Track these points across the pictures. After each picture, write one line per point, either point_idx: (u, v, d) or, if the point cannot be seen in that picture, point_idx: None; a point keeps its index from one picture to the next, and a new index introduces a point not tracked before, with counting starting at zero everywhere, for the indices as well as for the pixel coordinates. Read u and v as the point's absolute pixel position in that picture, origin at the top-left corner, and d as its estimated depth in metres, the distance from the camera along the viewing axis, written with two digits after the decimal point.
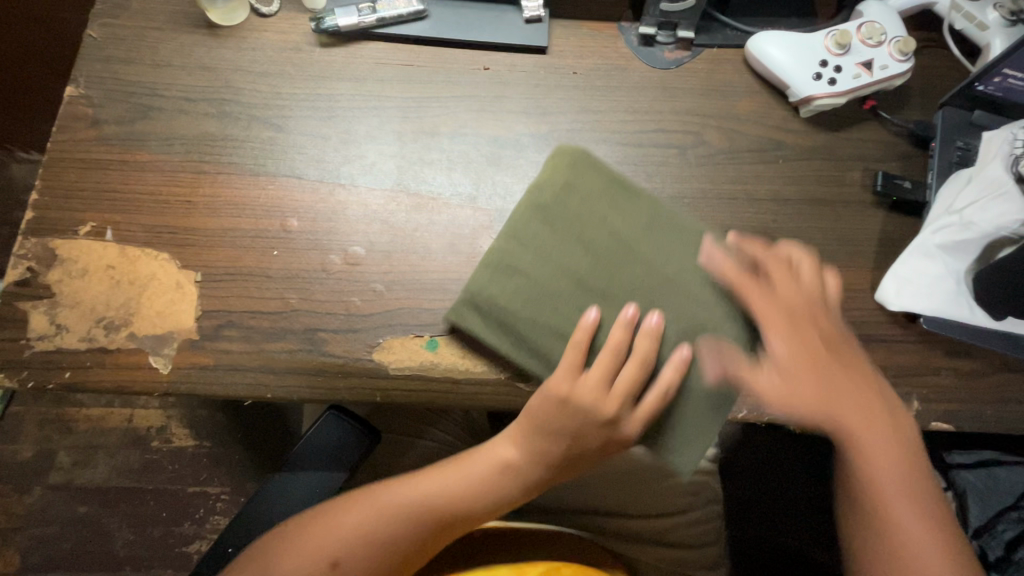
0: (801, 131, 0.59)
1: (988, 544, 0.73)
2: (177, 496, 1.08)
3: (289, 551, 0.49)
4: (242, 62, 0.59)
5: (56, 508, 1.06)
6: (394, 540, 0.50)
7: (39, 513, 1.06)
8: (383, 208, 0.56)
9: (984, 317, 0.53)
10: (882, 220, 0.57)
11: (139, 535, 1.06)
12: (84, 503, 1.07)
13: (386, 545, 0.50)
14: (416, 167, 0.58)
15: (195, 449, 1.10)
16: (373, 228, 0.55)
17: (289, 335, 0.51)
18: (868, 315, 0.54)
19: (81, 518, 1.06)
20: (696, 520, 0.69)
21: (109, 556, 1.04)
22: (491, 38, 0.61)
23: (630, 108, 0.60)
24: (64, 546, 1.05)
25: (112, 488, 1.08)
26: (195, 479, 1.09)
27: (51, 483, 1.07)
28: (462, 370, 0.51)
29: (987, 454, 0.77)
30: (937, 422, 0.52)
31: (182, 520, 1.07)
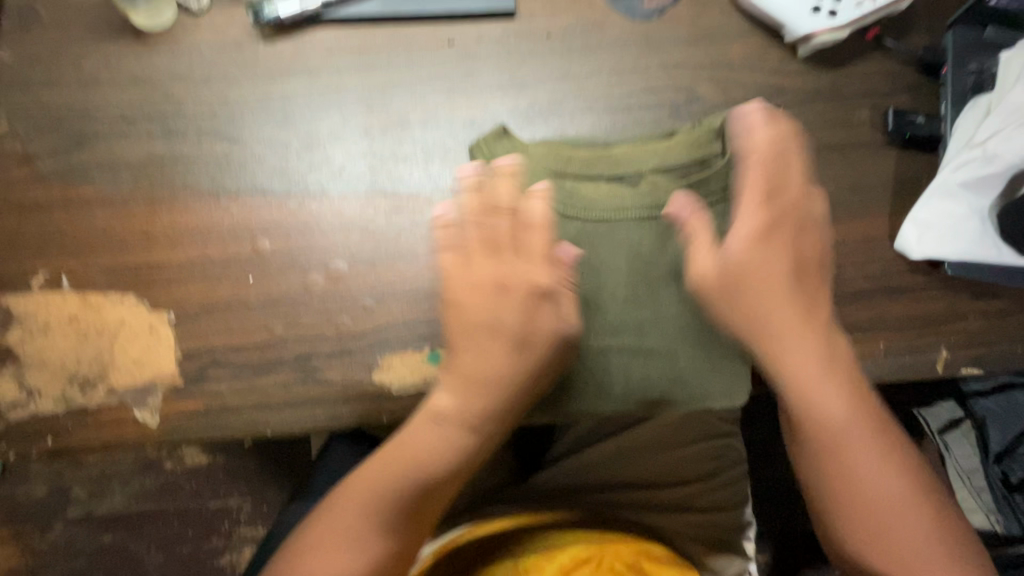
0: (800, 73, 0.55)
1: (1010, 468, 0.73)
2: (200, 513, 1.07)
3: None
4: (180, 70, 0.53)
5: (80, 541, 1.05)
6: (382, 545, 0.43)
7: (65, 548, 1.05)
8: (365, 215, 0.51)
9: (1012, 255, 0.50)
10: (895, 161, 0.53)
11: (169, 556, 1.06)
12: (109, 532, 1.06)
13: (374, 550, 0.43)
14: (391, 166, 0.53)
15: (210, 465, 1.08)
16: (357, 239, 0.50)
17: (280, 366, 0.48)
18: (887, 266, 0.51)
19: (108, 547, 1.05)
20: (727, 482, 0.69)
21: None
22: (452, 7, 0.55)
23: (613, 69, 0.55)
24: None
25: (133, 514, 1.06)
26: (216, 494, 1.07)
27: (70, 518, 1.06)
28: None
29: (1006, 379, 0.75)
30: (967, 369, 0.50)
31: (210, 535, 1.07)
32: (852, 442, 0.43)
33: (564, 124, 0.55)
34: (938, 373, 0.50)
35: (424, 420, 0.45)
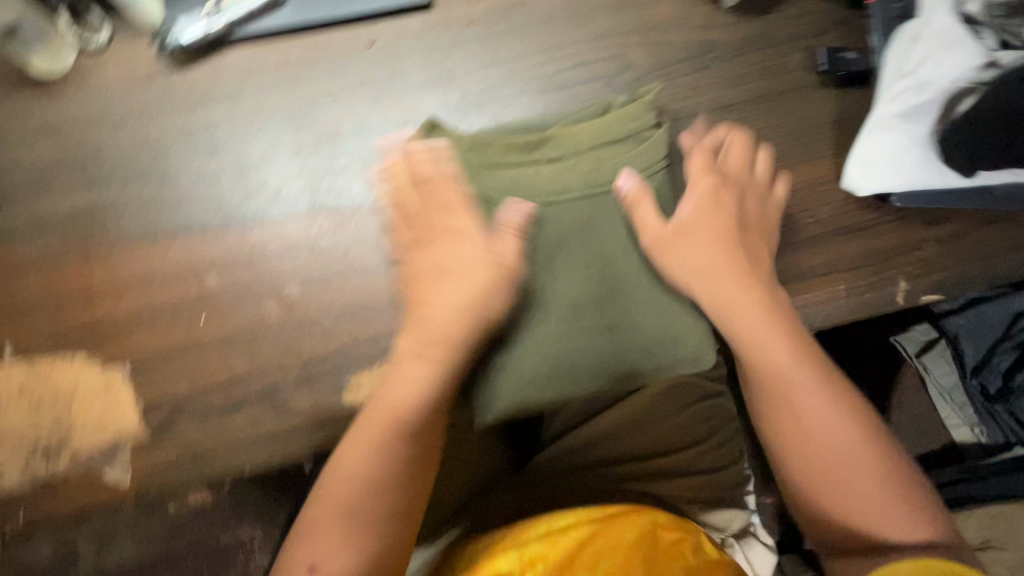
0: (728, 24, 0.54)
1: (987, 379, 0.74)
2: None
3: None
4: (92, 113, 0.50)
5: None
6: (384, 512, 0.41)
7: None
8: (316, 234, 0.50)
9: (954, 178, 0.50)
10: (833, 100, 0.53)
11: None
12: None
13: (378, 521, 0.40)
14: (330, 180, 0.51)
15: None
16: (307, 262, 0.49)
17: (248, 403, 0.47)
18: (839, 207, 0.51)
19: None
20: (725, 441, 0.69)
21: None
22: (366, 7, 0.53)
23: (540, 47, 0.54)
24: None
25: None
26: None
27: None
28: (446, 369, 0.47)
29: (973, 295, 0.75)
30: (928, 296, 0.51)
31: None
32: (796, 396, 0.43)
33: (499, 112, 0.53)
34: (901, 305, 0.51)
35: (397, 367, 0.44)
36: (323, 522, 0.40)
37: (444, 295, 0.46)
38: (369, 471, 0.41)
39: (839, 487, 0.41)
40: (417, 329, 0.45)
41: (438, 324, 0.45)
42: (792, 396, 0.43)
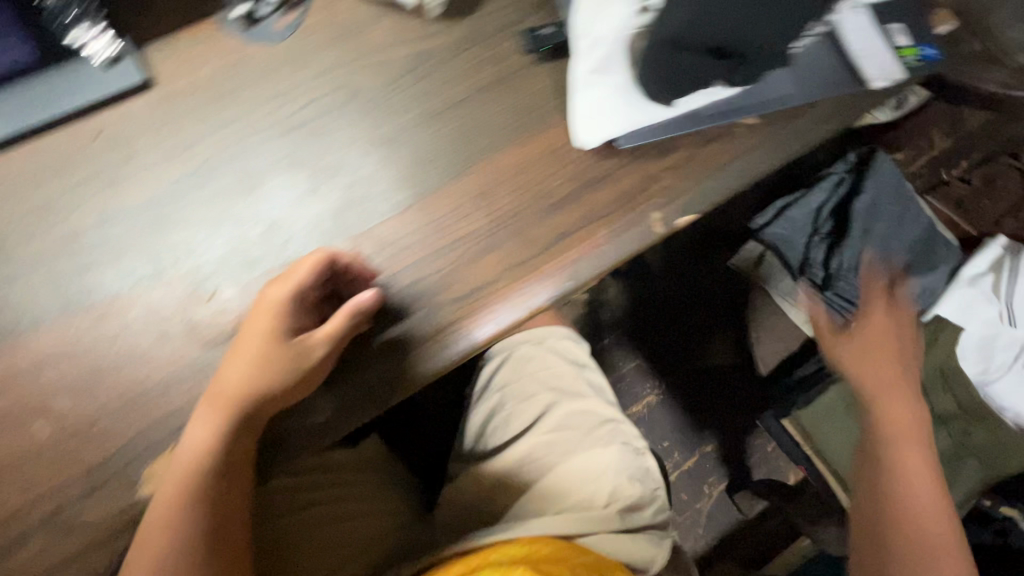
0: (437, 31, 0.58)
1: (813, 273, 0.87)
2: None
3: None
4: None
5: None
6: (199, 539, 0.43)
7: None
8: (227, 368, 0.46)
9: (658, 111, 0.55)
10: (548, 71, 0.57)
11: None
12: None
13: (190, 523, 0.43)
14: (258, 310, 0.47)
15: None
16: (215, 397, 0.45)
17: (32, 534, 0.43)
18: (578, 163, 0.55)
19: None
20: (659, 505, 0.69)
21: None
22: (293, 48, 0.57)
23: (270, 96, 0.56)
24: None
25: None
26: None
27: None
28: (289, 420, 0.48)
29: (780, 204, 0.92)
30: (680, 219, 0.54)
31: None
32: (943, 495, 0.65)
33: (308, 200, 0.53)
34: (657, 234, 0.54)
35: (230, 361, 0.46)
36: (162, 497, 0.43)
37: (267, 336, 0.46)
38: (201, 467, 0.44)
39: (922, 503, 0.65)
40: (246, 350, 0.46)
41: (264, 354, 0.46)
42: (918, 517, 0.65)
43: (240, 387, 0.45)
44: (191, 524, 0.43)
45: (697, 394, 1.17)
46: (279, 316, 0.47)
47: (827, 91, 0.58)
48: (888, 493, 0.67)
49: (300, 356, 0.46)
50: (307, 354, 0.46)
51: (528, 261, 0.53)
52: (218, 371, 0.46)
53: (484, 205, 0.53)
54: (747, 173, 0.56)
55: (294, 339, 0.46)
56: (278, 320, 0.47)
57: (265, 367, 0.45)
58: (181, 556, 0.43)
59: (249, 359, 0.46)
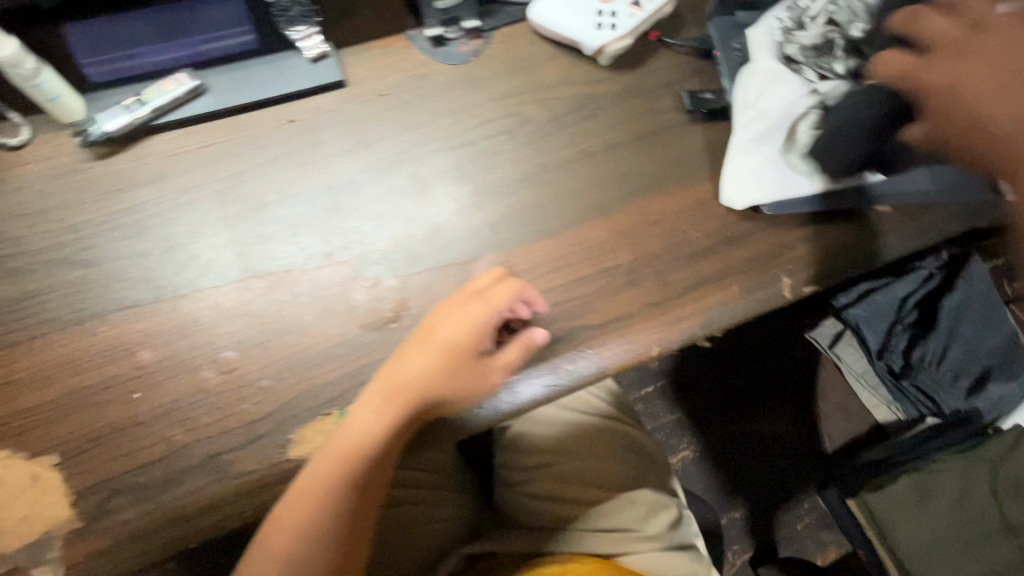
0: (605, 79, 0.63)
1: (891, 359, 0.91)
2: None
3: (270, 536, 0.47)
4: (14, 207, 0.52)
5: None
6: (341, 512, 0.48)
7: None
8: (400, 365, 0.49)
9: (807, 185, 0.58)
10: (701, 133, 0.62)
11: None
12: None
13: (339, 497, 0.47)
14: (446, 318, 0.50)
15: None
16: (388, 392, 0.48)
17: (189, 474, 0.46)
18: (721, 220, 0.58)
19: None
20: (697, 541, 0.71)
21: None
22: (473, 73, 0.62)
23: (447, 111, 0.61)
24: None
25: None
26: None
27: None
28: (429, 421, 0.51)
29: (864, 286, 0.89)
30: (810, 288, 0.57)
31: None
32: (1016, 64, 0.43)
33: (471, 211, 0.57)
34: (787, 298, 0.57)
35: (411, 356, 0.49)
36: (324, 469, 0.46)
37: (450, 347, 0.49)
38: (365, 451, 0.47)
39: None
40: (428, 352, 0.49)
41: (446, 365, 0.49)
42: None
43: (418, 389, 0.48)
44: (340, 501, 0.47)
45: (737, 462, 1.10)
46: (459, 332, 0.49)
47: (959, 200, 0.61)
48: (975, 115, 0.44)
49: (475, 376, 0.49)
50: (484, 378, 0.49)
51: (667, 302, 0.55)
52: (388, 363, 0.49)
53: (630, 243, 0.57)
54: (879, 256, 0.59)
55: (466, 354, 0.49)
56: (454, 333, 0.50)
57: (441, 376, 0.49)
58: (326, 524, 0.47)
59: (426, 365, 0.49)
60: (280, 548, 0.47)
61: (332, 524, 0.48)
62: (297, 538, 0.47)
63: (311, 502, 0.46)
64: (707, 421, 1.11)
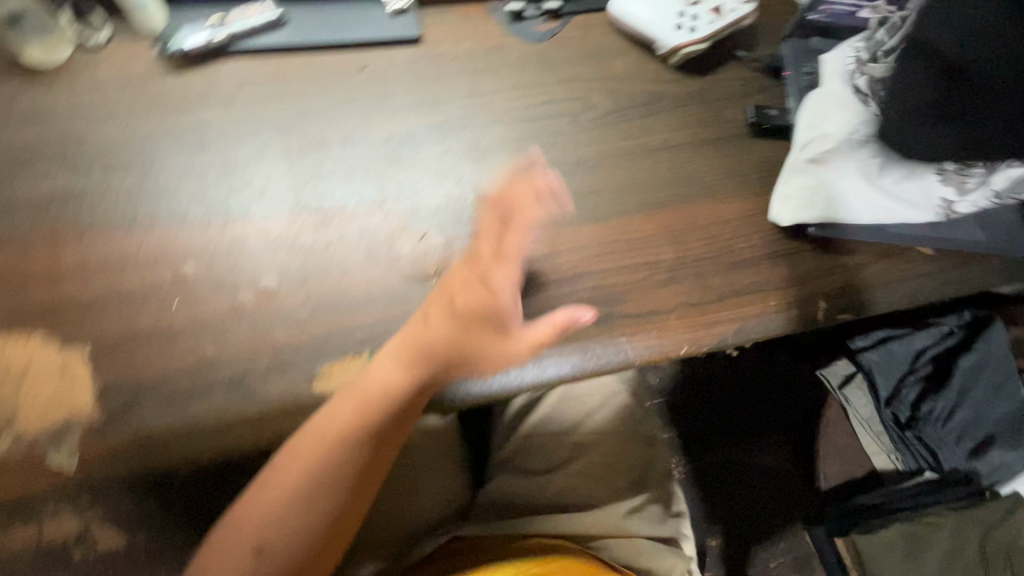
0: (673, 80, 0.64)
1: (898, 409, 0.90)
2: None
3: (273, 476, 0.46)
4: (83, 104, 0.52)
5: None
6: (347, 462, 0.47)
7: None
8: (416, 327, 0.49)
9: (854, 215, 0.59)
10: (760, 147, 0.62)
11: None
12: None
13: (346, 446, 0.47)
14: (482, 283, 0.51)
15: None
16: (400, 354, 0.48)
17: (213, 389, 0.46)
18: (767, 234, 0.59)
19: None
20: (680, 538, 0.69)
21: None
22: (546, 53, 0.63)
23: (515, 85, 0.61)
24: None
25: None
26: None
27: None
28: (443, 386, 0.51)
29: (884, 332, 0.90)
30: (844, 315, 0.58)
31: None
32: None
33: None
34: (822, 321, 0.57)
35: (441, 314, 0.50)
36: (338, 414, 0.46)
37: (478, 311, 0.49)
38: (379, 402, 0.48)
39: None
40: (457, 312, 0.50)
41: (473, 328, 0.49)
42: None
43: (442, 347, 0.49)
44: (343, 462, 0.47)
45: (723, 489, 1.07)
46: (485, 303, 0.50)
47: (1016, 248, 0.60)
48: None
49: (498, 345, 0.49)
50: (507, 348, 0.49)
51: (704, 305, 0.55)
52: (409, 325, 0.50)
53: (675, 242, 0.58)
54: (916, 295, 0.59)
55: (486, 323, 0.50)
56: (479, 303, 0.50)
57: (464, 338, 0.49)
58: (330, 472, 0.47)
59: (445, 329, 0.49)
60: (280, 489, 0.46)
61: (331, 486, 0.47)
62: (298, 482, 0.46)
63: (313, 453, 0.46)
64: (699, 444, 1.08)
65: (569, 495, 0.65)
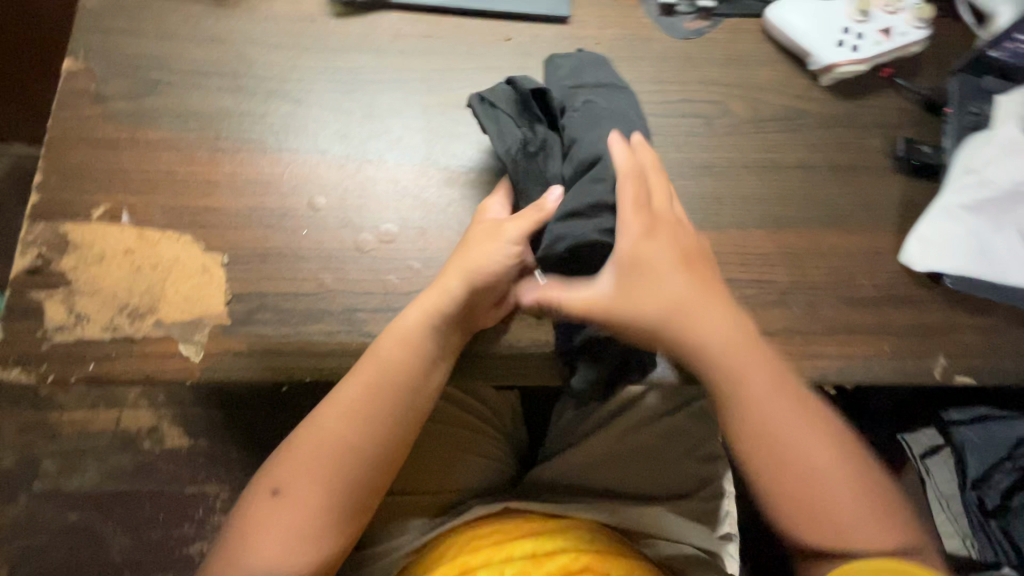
0: (822, 99, 0.61)
1: (986, 494, 0.76)
2: (176, 498, 0.86)
3: (313, 438, 0.47)
4: (255, 34, 0.56)
5: (42, 516, 0.84)
6: (381, 418, 0.48)
7: (24, 524, 0.83)
8: (430, 292, 0.48)
9: (998, 270, 0.55)
10: (903, 184, 0.59)
11: (135, 541, 0.85)
12: (75, 510, 0.84)
13: (381, 399, 0.48)
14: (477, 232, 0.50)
15: (191, 448, 0.87)
16: (432, 314, 0.48)
17: (326, 316, 0.49)
18: (893, 277, 0.56)
19: (71, 527, 0.84)
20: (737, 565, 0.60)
21: (104, 565, 0.83)
22: (691, 51, 0.61)
23: (655, 79, 0.60)
24: (52, 560, 0.83)
25: (104, 495, 0.85)
26: (193, 478, 0.86)
27: (36, 493, 0.84)
28: (505, 342, 0.50)
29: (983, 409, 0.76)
30: (962, 378, 0.54)
31: (181, 521, 0.86)
32: None
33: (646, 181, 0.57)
34: (935, 380, 0.53)
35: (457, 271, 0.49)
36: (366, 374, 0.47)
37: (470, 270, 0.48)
38: (403, 357, 0.48)
39: (815, 508, 0.44)
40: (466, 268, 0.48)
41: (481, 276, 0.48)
42: (761, 416, 0.45)
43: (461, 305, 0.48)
44: (370, 419, 0.48)
45: None
46: (473, 270, 0.48)
47: None
48: None
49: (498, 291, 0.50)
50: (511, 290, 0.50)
51: (812, 335, 0.53)
52: (427, 292, 0.49)
53: (793, 264, 0.55)
54: None
55: (488, 287, 0.49)
56: (474, 267, 0.48)
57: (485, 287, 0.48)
58: (368, 427, 0.48)
59: (457, 292, 0.48)
60: (323, 449, 0.47)
61: (359, 444, 0.47)
62: (340, 437, 0.47)
63: (346, 409, 0.47)
64: None
65: (626, 484, 0.62)
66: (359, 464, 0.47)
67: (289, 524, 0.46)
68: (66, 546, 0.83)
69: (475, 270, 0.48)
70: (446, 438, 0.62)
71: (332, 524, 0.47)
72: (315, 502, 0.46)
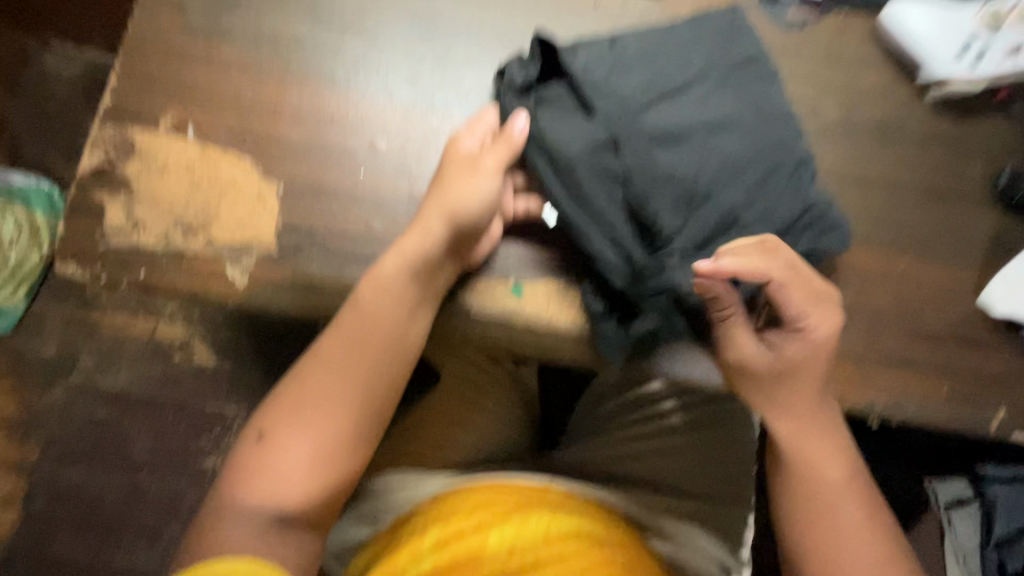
0: (924, 114, 0.56)
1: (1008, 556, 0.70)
2: (199, 413, 0.89)
3: (305, 384, 0.44)
4: None
5: (77, 408, 0.88)
6: (372, 362, 0.45)
7: (61, 412, 0.88)
8: (407, 238, 0.46)
9: None
10: (996, 219, 0.54)
11: (159, 444, 0.89)
12: (106, 406, 0.89)
13: (375, 347, 0.45)
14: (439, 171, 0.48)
15: (219, 368, 0.89)
16: (406, 256, 0.45)
17: (370, 262, 0.49)
18: (966, 317, 0.52)
19: (101, 421, 0.88)
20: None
21: (128, 461, 0.88)
22: (790, 43, 0.57)
23: None
24: (84, 447, 0.88)
25: (137, 396, 0.89)
26: (215, 396, 0.89)
27: (75, 384, 0.89)
28: (546, 316, 0.50)
29: None
30: (1019, 435, 0.50)
31: (201, 434, 0.89)
32: None
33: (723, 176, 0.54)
34: (990, 432, 0.50)
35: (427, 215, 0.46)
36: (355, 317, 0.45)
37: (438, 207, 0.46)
38: (385, 298, 0.45)
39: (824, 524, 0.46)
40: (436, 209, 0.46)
41: (449, 211, 0.46)
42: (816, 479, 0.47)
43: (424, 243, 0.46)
44: (368, 367, 0.45)
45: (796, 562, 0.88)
46: (452, 207, 0.46)
47: None
48: None
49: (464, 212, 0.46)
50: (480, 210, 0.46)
51: (866, 362, 0.50)
52: (407, 236, 0.47)
53: (860, 285, 0.52)
54: None
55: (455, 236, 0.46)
56: (458, 212, 0.45)
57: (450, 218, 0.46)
58: (360, 374, 0.44)
59: (435, 234, 0.46)
60: (319, 396, 0.44)
61: (358, 397, 0.44)
62: (335, 382, 0.44)
63: (343, 358, 0.44)
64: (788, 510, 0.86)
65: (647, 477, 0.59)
66: (342, 405, 0.44)
67: (282, 468, 0.42)
68: (96, 437, 0.88)
69: (443, 215, 0.46)
70: (466, 394, 0.62)
71: (328, 477, 0.43)
72: (308, 450, 0.42)
